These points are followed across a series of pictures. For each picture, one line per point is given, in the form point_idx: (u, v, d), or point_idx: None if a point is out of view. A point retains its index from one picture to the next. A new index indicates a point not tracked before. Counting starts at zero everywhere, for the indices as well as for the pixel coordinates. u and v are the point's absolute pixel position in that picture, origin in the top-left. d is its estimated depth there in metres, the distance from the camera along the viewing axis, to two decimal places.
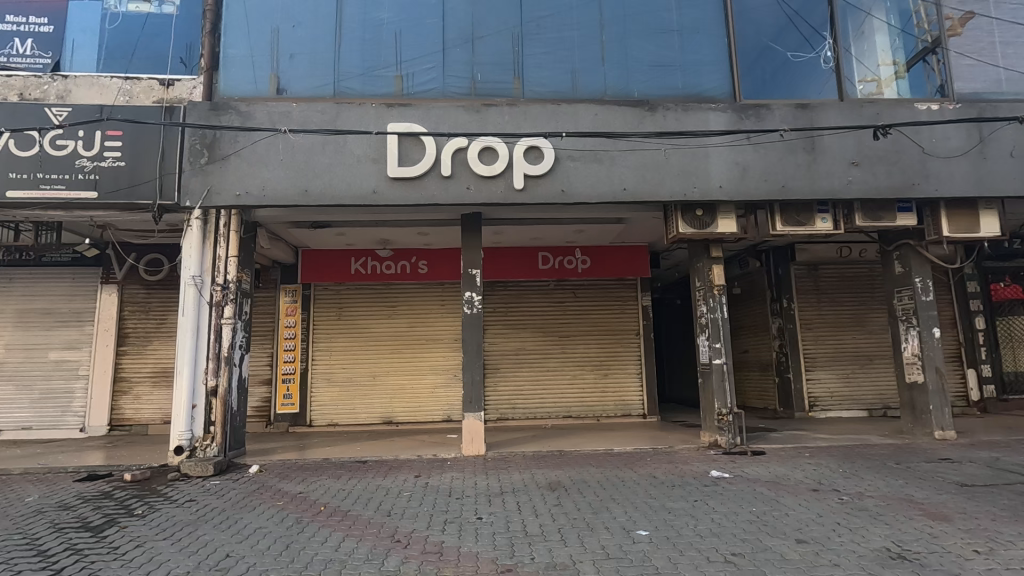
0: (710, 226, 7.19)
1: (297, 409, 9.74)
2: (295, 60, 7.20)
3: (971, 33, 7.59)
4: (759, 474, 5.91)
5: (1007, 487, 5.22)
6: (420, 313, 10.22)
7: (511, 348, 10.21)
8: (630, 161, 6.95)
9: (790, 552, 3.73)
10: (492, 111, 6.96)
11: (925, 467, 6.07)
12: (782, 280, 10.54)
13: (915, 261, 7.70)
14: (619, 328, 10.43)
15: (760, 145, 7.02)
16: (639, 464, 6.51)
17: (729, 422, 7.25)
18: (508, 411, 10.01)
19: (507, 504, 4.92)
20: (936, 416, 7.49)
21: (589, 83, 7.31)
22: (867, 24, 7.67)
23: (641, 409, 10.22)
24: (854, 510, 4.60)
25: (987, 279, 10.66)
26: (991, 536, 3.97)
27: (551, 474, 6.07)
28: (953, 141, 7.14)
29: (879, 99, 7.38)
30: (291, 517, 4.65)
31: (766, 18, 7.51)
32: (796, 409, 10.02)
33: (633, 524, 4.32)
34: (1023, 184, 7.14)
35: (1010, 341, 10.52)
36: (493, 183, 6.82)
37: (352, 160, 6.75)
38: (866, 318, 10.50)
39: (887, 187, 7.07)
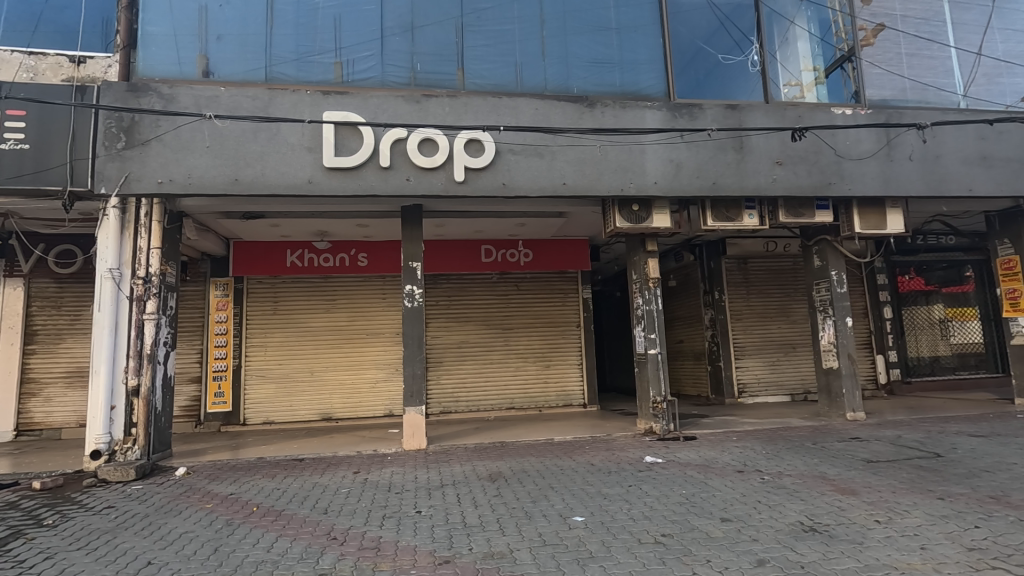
0: (646, 221, 7.44)
1: (229, 407, 9.34)
2: (223, 42, 6.84)
3: (881, 44, 8.19)
4: (690, 458, 6.20)
5: (907, 462, 5.73)
6: (361, 306, 10.02)
7: (454, 342, 10.19)
8: (570, 156, 7.06)
9: (715, 531, 3.95)
10: (432, 103, 6.89)
11: (837, 446, 6.57)
12: (713, 273, 11.03)
13: (831, 255, 8.27)
14: (561, 320, 10.62)
15: (693, 143, 7.30)
16: (578, 453, 6.68)
17: (664, 410, 7.55)
18: (451, 404, 9.99)
19: (447, 497, 4.93)
20: (849, 398, 8.10)
21: (530, 77, 7.36)
22: (791, 32, 8.11)
23: (581, 399, 10.47)
24: (774, 489, 4.92)
25: (895, 272, 11.57)
26: (891, 507, 4.35)
27: (492, 466, 6.13)
28: (865, 144, 7.69)
29: (801, 103, 7.82)
30: (221, 519, 4.47)
31: (699, 22, 7.80)
32: (726, 395, 10.56)
33: (570, 511, 4.44)
34: (923, 185, 7.80)
35: (913, 329, 11.49)
36: (434, 175, 6.75)
37: (286, 148, 6.50)
38: (790, 308, 11.18)
39: (807, 185, 7.54)
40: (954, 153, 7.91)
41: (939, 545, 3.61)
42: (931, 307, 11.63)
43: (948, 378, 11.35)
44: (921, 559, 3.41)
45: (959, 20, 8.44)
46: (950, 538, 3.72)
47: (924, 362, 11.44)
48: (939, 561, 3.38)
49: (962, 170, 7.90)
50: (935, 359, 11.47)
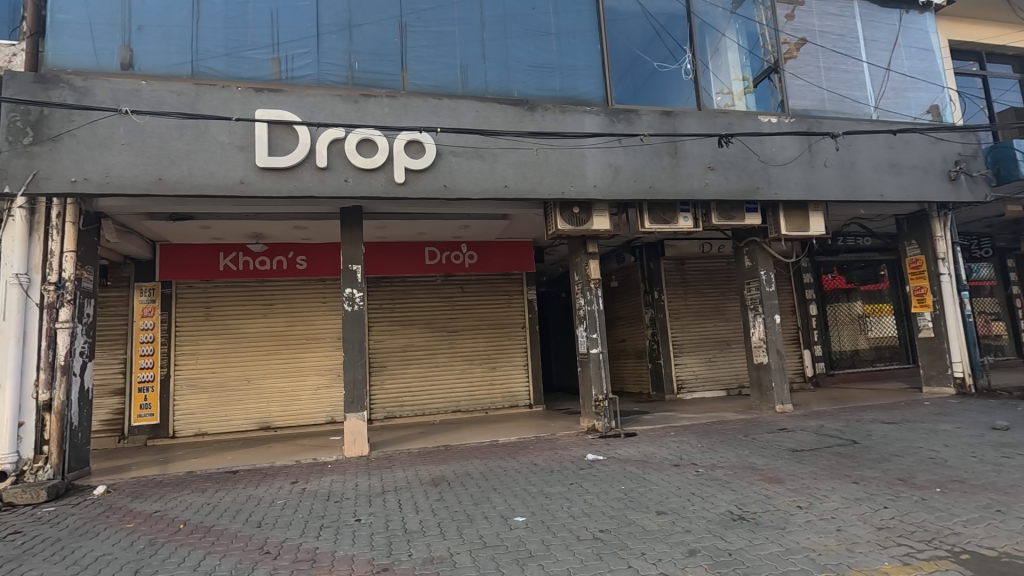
0: (586, 223, 7.61)
1: (157, 420, 8.82)
2: (145, 33, 6.47)
3: (803, 57, 8.72)
4: (630, 455, 6.38)
5: (827, 450, 6.11)
6: (300, 311, 9.71)
7: (399, 345, 10.04)
8: (511, 159, 7.12)
9: (651, 524, 4.07)
10: (370, 103, 6.78)
11: (766, 437, 6.92)
12: (653, 273, 11.38)
13: (760, 256, 8.73)
14: (505, 322, 10.66)
15: (630, 148, 7.52)
16: (522, 453, 6.72)
17: (606, 408, 7.71)
18: (396, 409, 9.83)
19: (388, 504, 4.83)
20: (777, 391, 8.56)
21: (471, 80, 7.36)
22: (721, 43, 8.49)
23: (527, 399, 10.55)
24: (707, 480, 5.13)
25: (820, 272, 12.31)
26: (812, 494, 4.62)
27: (435, 470, 6.08)
28: (788, 151, 8.15)
29: (731, 111, 8.20)
30: (143, 539, 4.21)
31: (635, 30, 8.04)
32: (666, 391, 10.90)
33: (511, 511, 4.47)
34: (841, 190, 8.35)
35: (836, 325, 12.29)
36: (373, 177, 6.63)
37: (214, 147, 6.21)
38: (724, 307, 11.70)
39: (737, 189, 7.91)
40: (867, 161, 8.50)
41: (853, 526, 3.87)
42: (852, 303, 12.44)
43: (866, 369, 12.20)
44: (836, 540, 3.64)
45: (871, 38, 9.08)
46: (863, 519, 4.00)
47: (846, 355, 12.25)
48: (852, 541, 3.62)
49: (874, 177, 8.52)
50: (855, 352, 12.30)
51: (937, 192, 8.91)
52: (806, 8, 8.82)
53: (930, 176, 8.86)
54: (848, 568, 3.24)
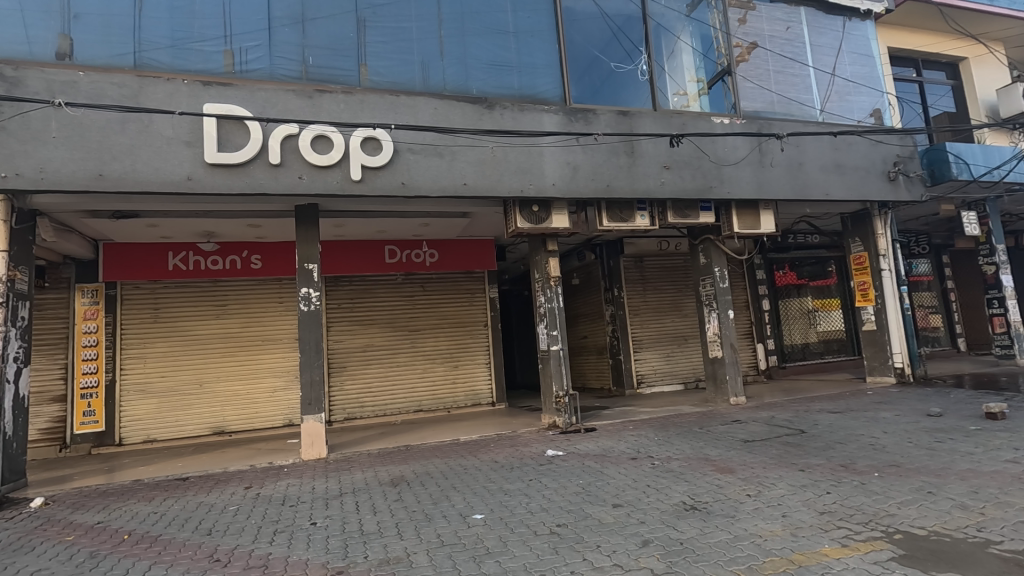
0: (546, 221, 7.67)
1: (102, 427, 8.42)
2: (83, 22, 6.16)
3: (754, 61, 9.00)
4: (589, 449, 6.47)
5: (777, 440, 6.35)
6: (255, 311, 9.45)
7: (358, 345, 9.89)
8: (470, 156, 7.10)
9: (606, 517, 4.15)
10: (325, 99, 6.66)
11: (720, 429, 7.14)
12: (613, 271, 11.56)
13: (714, 253, 8.97)
14: (468, 321, 10.64)
15: (588, 147, 7.61)
16: (483, 451, 6.74)
17: (566, 404, 7.78)
18: (356, 410, 9.69)
19: (345, 506, 4.76)
20: (731, 384, 8.84)
21: (429, 77, 7.30)
22: (677, 45, 8.69)
23: (490, 397, 10.56)
24: (662, 472, 5.26)
25: (772, 268, 12.74)
26: (761, 482, 4.79)
27: (395, 470, 6.02)
28: (739, 151, 8.42)
29: (685, 111, 8.41)
30: (83, 552, 4.02)
31: (593, 31, 8.14)
32: (626, 386, 11.11)
33: (470, 509, 4.47)
34: (790, 190, 8.67)
35: (788, 319, 12.75)
36: (329, 174, 6.51)
37: (159, 141, 5.97)
38: (682, 303, 11.99)
39: (692, 188, 8.11)
40: (814, 161, 8.86)
41: (798, 512, 4.03)
42: (802, 298, 12.93)
43: (816, 361, 12.71)
44: (781, 526, 3.79)
45: (817, 43, 9.46)
46: (807, 504, 4.18)
47: (797, 348, 12.73)
48: (796, 526, 3.78)
49: (820, 177, 8.89)
50: (806, 346, 12.81)
51: (878, 192, 9.35)
52: (757, 13, 9.11)
53: (872, 176, 9.30)
54: (792, 552, 3.37)
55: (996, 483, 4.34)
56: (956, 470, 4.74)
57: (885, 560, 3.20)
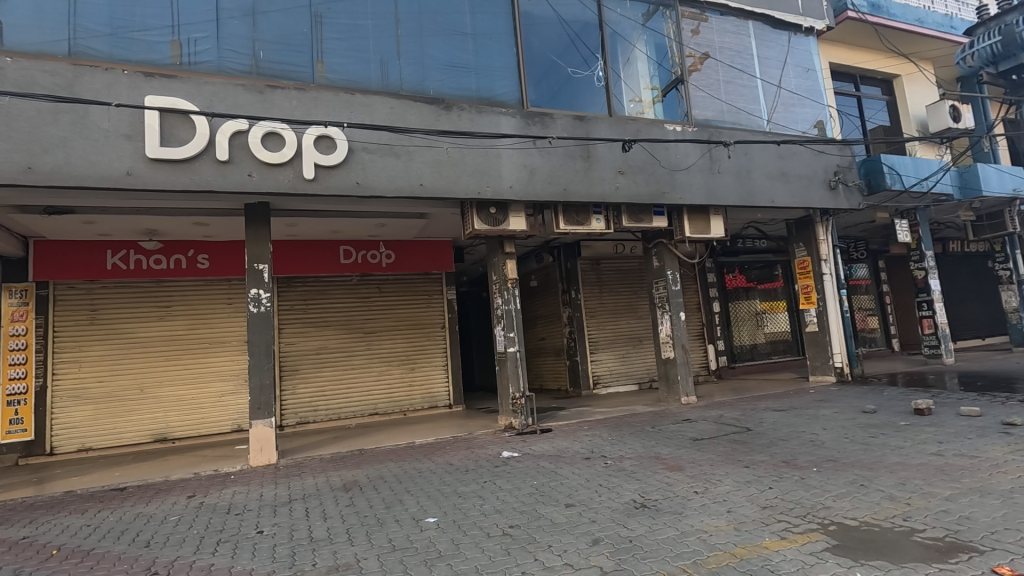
0: (503, 223, 7.70)
1: (31, 436, 7.92)
2: (12, 5, 5.79)
3: (706, 70, 9.30)
4: (544, 450, 6.53)
5: (725, 438, 6.57)
6: (201, 313, 9.08)
7: (312, 348, 9.65)
8: (427, 157, 7.05)
9: (559, 516, 4.20)
10: (276, 94, 6.48)
11: (671, 428, 7.33)
12: (570, 273, 11.70)
13: (667, 257, 9.21)
14: (425, 322, 10.55)
15: (544, 150, 7.70)
16: (438, 454, 6.70)
17: (523, 405, 7.83)
18: (309, 414, 9.45)
19: (294, 513, 4.64)
20: (683, 384, 9.10)
21: (386, 75, 7.21)
22: (632, 53, 8.88)
23: (447, 400, 10.50)
24: (614, 471, 5.36)
25: (722, 272, 13.17)
26: (709, 479, 4.95)
27: (347, 475, 5.91)
28: (691, 158, 8.68)
29: (640, 118, 8.61)
30: (5, 570, 3.77)
31: (550, 36, 8.23)
32: (582, 387, 11.25)
33: (423, 513, 4.43)
34: (738, 196, 9.01)
35: (737, 321, 13.20)
36: (281, 172, 6.34)
37: (96, 134, 5.67)
38: (637, 305, 12.25)
39: (645, 193, 8.31)
40: (760, 169, 9.24)
41: (742, 507, 4.19)
42: (750, 301, 13.42)
43: (763, 361, 13.23)
44: (726, 521, 3.93)
45: (764, 56, 9.86)
46: (750, 499, 4.35)
47: (746, 349, 13.21)
48: (740, 520, 3.92)
49: (766, 184, 9.26)
50: (754, 346, 13.31)
51: (820, 200, 9.82)
52: (709, 25, 9.42)
53: (814, 184, 9.76)
54: (735, 545, 3.50)
55: (921, 475, 4.63)
56: (886, 463, 5.03)
57: (820, 550, 3.36)
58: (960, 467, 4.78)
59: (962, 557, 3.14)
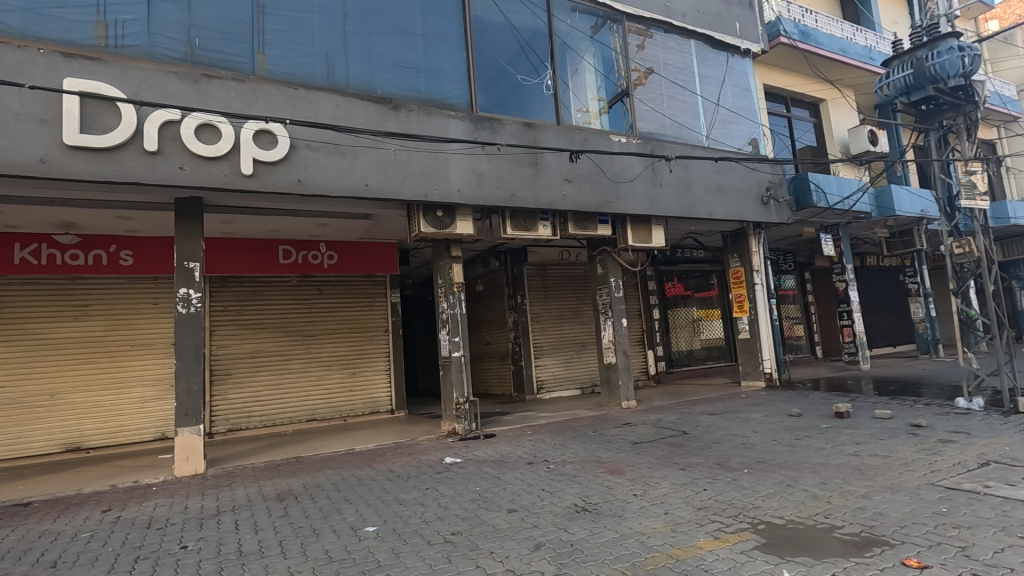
0: (450, 227, 7.65)
1: None
2: None
3: (650, 85, 9.61)
4: (487, 455, 6.51)
5: (663, 441, 6.77)
6: (124, 313, 8.49)
7: (246, 351, 9.21)
8: (373, 157, 6.90)
9: (501, 522, 4.18)
10: (213, 85, 6.17)
11: (612, 431, 7.50)
12: (516, 278, 11.75)
13: (611, 264, 9.43)
14: (368, 326, 10.30)
15: (493, 155, 7.72)
16: (379, 460, 6.55)
17: (466, 410, 7.78)
18: (242, 421, 9.01)
19: (222, 526, 4.39)
20: (623, 388, 9.32)
21: (331, 72, 7.01)
22: (580, 64, 9.05)
23: (389, 405, 10.28)
24: (557, 476, 5.41)
25: (662, 280, 13.62)
26: (647, 481, 5.08)
27: (282, 484, 5.65)
28: (634, 169, 8.94)
29: (587, 128, 8.80)
30: None
31: (500, 42, 8.27)
32: (526, 392, 11.31)
33: (362, 522, 4.31)
34: (678, 208, 9.36)
35: (676, 327, 13.68)
36: (216, 166, 6.03)
37: (5, 117, 5.19)
38: (581, 311, 12.47)
39: (591, 202, 8.47)
40: (699, 183, 9.64)
41: (678, 508, 4.32)
42: (688, 308, 13.95)
43: (699, 366, 13.78)
44: (663, 523, 4.04)
45: (704, 74, 10.30)
46: (686, 501, 4.50)
47: (683, 354, 13.71)
48: (676, 522, 4.04)
49: (704, 197, 9.67)
50: (690, 352, 13.84)
51: (753, 214, 10.35)
52: (653, 41, 9.75)
53: (748, 199, 10.27)
54: (671, 547, 3.60)
55: (841, 474, 4.95)
56: (810, 463, 5.34)
57: (750, 548, 3.51)
58: (874, 466, 5.14)
59: (876, 550, 3.36)
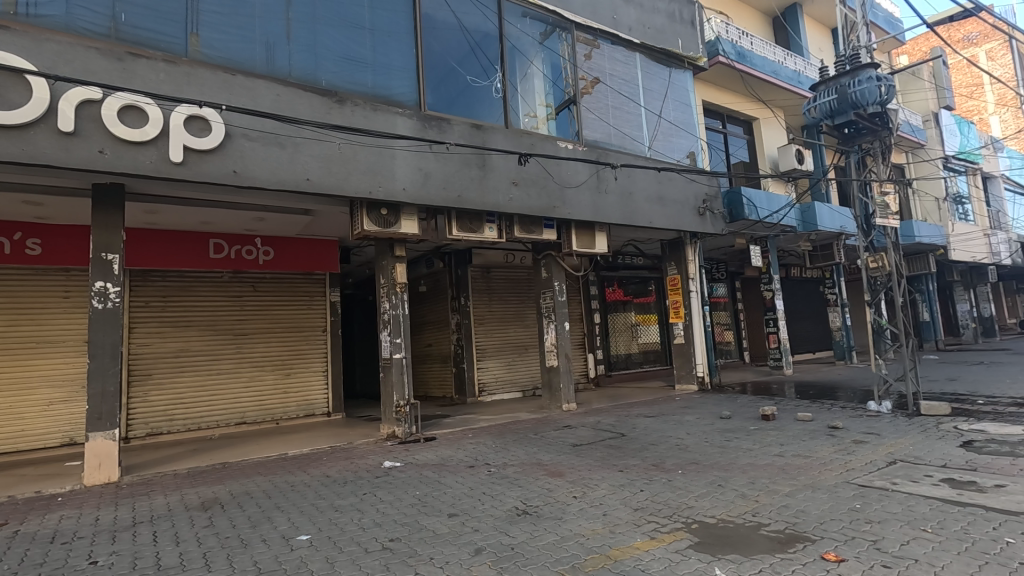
0: (394, 225, 7.49)
1: None
2: None
3: (596, 94, 9.82)
4: (428, 459, 6.40)
5: (601, 443, 6.91)
6: (29, 307, 7.75)
7: (168, 351, 8.62)
8: (315, 151, 6.66)
9: (441, 527, 4.12)
10: (141, 65, 5.77)
11: (552, 434, 7.58)
12: (460, 280, 11.66)
13: (555, 268, 9.54)
14: (304, 325, 9.93)
15: (440, 155, 7.64)
16: (313, 465, 6.30)
17: (406, 413, 7.63)
18: (163, 425, 8.44)
19: (138, 539, 4.07)
20: (564, 391, 9.45)
21: (273, 59, 6.71)
22: (529, 69, 9.12)
23: (325, 407, 9.94)
24: (497, 479, 5.38)
25: (603, 285, 13.92)
26: (586, 484, 5.16)
27: (207, 492, 5.33)
28: (580, 175, 9.10)
29: (535, 132, 8.88)
30: None
31: (450, 41, 8.20)
32: (468, 394, 11.24)
33: (295, 530, 4.12)
34: (621, 215, 9.61)
35: (615, 331, 14.04)
36: (141, 151, 5.63)
37: None
38: (524, 314, 12.55)
39: (537, 206, 8.55)
40: (641, 192, 9.94)
41: (616, 509, 4.41)
42: (627, 313, 14.34)
43: (636, 370, 14.21)
44: (601, 525, 4.10)
45: (648, 87, 10.65)
46: (624, 502, 4.60)
47: (621, 358, 14.09)
48: (614, 523, 4.12)
49: (645, 206, 9.98)
50: (628, 355, 14.24)
51: (691, 223, 10.78)
52: (600, 51, 9.96)
53: (686, 209, 10.70)
54: (609, 548, 3.66)
55: (767, 474, 5.21)
56: (739, 464, 5.60)
57: (684, 548, 3.63)
58: (796, 466, 5.46)
59: (799, 546, 3.55)
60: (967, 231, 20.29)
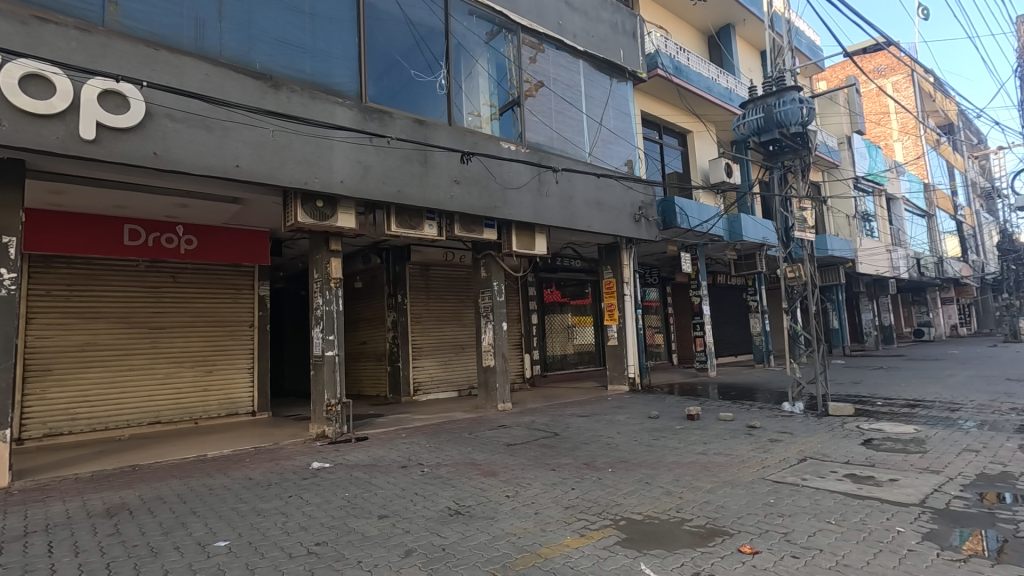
0: (330, 219, 7.24)
1: None
2: None
3: (540, 97, 9.92)
4: (358, 459, 6.23)
5: (535, 442, 7.00)
6: None
7: (73, 344, 7.91)
8: (246, 136, 6.32)
9: (370, 529, 4.03)
10: (48, 31, 5.28)
11: (487, 433, 7.59)
12: (397, 277, 11.44)
13: (495, 268, 9.54)
14: (229, 320, 9.44)
15: (380, 148, 7.48)
16: (235, 467, 5.98)
17: (337, 413, 7.39)
18: (65, 425, 7.73)
19: (31, 550, 3.71)
20: (500, 391, 9.47)
21: (202, 36, 6.30)
22: (475, 68, 9.09)
23: (250, 406, 9.49)
24: (430, 479, 5.32)
25: (542, 286, 14.09)
26: (519, 483, 5.19)
27: (113, 497, 4.93)
28: (521, 177, 9.18)
29: (478, 132, 8.85)
30: None
31: (395, 34, 8.02)
32: (402, 393, 11.03)
33: (212, 536, 3.90)
34: (561, 217, 9.78)
35: (552, 332, 14.25)
36: (47, 125, 5.15)
37: None
38: (462, 312, 12.50)
39: (478, 205, 8.53)
40: (580, 196, 10.15)
41: (547, 508, 4.47)
42: (564, 314, 14.60)
43: (571, 370, 14.49)
44: (533, 523, 4.15)
45: (590, 94, 10.88)
46: (555, 500, 4.67)
47: (557, 359, 14.32)
48: (545, 521, 4.17)
49: (584, 210, 10.21)
50: (564, 356, 14.50)
51: (626, 229, 11.13)
52: (545, 55, 10.08)
53: (623, 215, 11.03)
54: (540, 546, 3.71)
55: (690, 471, 5.45)
56: (665, 462, 5.82)
57: (612, 544, 3.73)
58: (718, 463, 5.74)
59: (718, 540, 3.74)
60: (872, 246, 22.13)
